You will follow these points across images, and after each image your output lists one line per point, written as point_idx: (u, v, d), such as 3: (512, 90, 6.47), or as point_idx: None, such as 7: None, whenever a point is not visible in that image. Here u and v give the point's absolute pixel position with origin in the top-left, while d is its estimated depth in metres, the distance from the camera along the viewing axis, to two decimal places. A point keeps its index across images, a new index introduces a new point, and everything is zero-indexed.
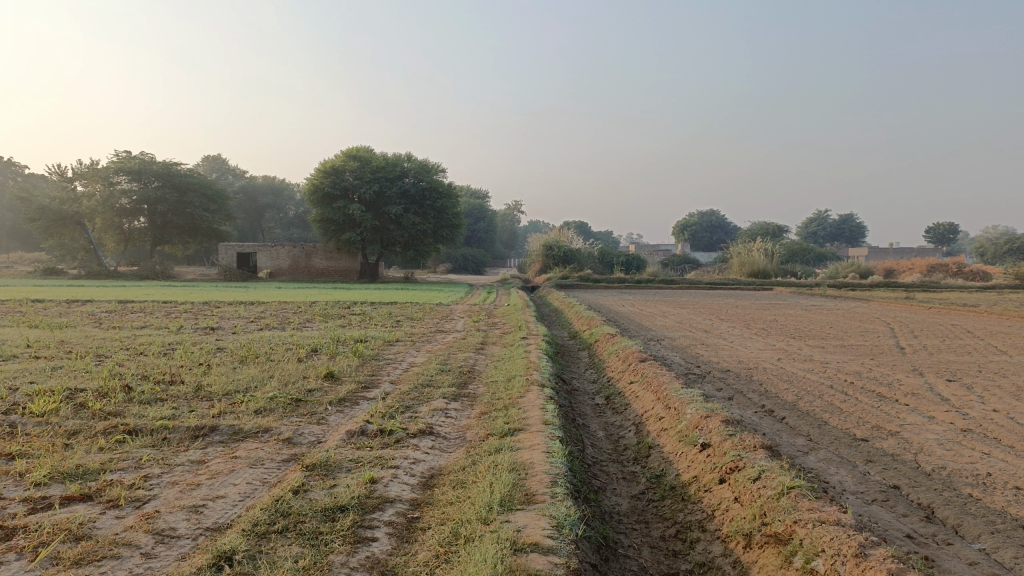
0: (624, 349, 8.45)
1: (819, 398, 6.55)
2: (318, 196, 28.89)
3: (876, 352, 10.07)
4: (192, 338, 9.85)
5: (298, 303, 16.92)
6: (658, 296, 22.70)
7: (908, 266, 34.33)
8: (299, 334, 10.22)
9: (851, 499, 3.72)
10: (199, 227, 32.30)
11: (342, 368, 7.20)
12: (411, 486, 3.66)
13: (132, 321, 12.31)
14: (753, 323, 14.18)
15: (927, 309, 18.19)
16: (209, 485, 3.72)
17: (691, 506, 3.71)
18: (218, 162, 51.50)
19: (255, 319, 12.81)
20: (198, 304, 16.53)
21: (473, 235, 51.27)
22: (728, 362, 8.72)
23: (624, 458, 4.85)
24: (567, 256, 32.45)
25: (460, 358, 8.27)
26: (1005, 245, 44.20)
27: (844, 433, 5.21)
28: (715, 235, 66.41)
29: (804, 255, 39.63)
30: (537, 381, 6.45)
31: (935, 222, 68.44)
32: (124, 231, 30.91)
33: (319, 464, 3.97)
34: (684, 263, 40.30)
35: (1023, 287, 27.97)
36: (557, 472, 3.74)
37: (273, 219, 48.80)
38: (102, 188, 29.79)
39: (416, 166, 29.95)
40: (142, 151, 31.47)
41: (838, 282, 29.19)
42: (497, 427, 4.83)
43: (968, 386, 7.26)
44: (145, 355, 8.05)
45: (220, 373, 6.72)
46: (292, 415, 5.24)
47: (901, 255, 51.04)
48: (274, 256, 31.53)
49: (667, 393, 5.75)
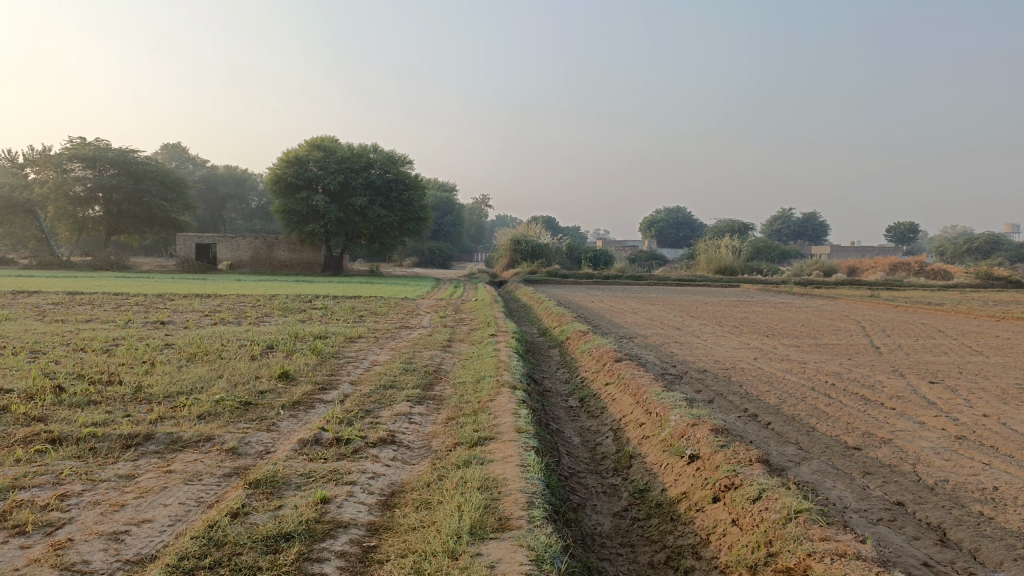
0: (596, 348, 8.05)
1: (802, 402, 6.23)
2: (281, 186, 28.15)
3: (852, 351, 9.84)
4: (139, 332, 9.26)
5: (258, 297, 16.28)
6: (626, 292, 22.46)
7: (871, 264, 34.60)
8: (255, 329, 9.70)
9: (854, 518, 3.39)
10: (157, 216, 31.33)
11: (297, 367, 6.71)
12: (368, 506, 3.23)
13: (79, 314, 11.64)
14: (725, 320, 13.93)
15: (894, 307, 18.20)
16: (134, 506, 3.24)
17: (681, 527, 3.34)
18: (178, 151, 50.32)
19: (209, 313, 12.19)
20: (152, 297, 15.83)
21: (440, 229, 50.71)
22: (705, 362, 8.41)
23: (603, 469, 4.47)
24: (535, 251, 32.09)
25: (426, 356, 7.85)
26: (964, 244, 44.85)
27: (834, 441, 4.89)
28: (682, 231, 66.57)
29: (769, 253, 39.75)
30: (508, 383, 6.03)
31: (896, 222, 69.51)
32: (77, 220, 29.79)
33: (264, 480, 3.52)
34: (651, 259, 40.19)
35: (983, 285, 28.27)
36: (534, 490, 3.32)
37: (235, 210, 47.72)
38: (55, 174, 28.67)
39: (382, 158, 29.35)
40: (97, 138, 30.40)
41: (805, 279, 29.22)
42: (466, 435, 4.40)
43: (952, 389, 7.01)
44: (86, 352, 7.46)
45: (163, 372, 6.20)
46: (240, 420, 4.77)
47: (862, 254, 51.53)
48: (234, 248, 30.62)
49: (647, 397, 5.37)
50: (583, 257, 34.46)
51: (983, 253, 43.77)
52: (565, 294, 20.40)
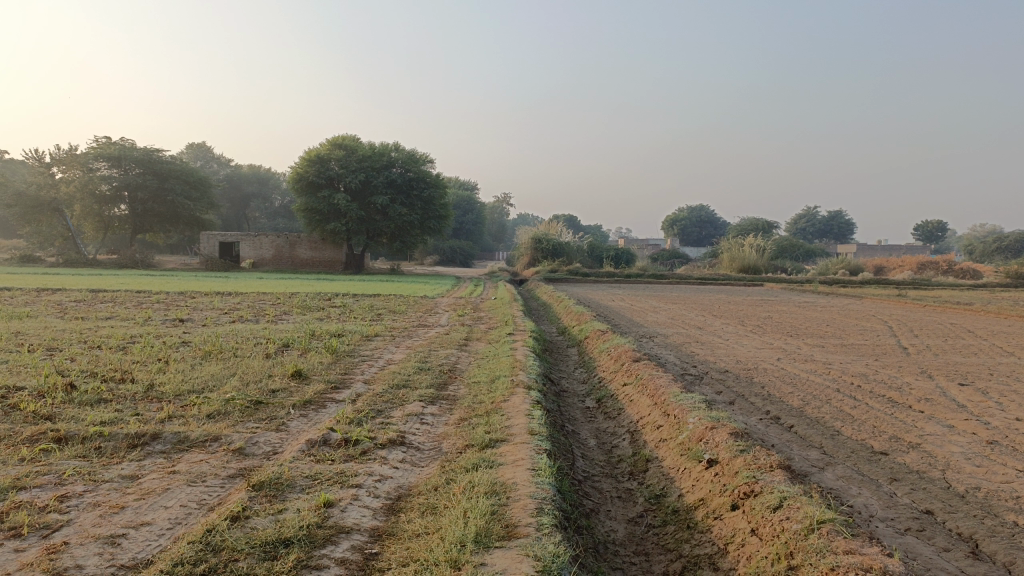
0: (615, 347, 7.92)
1: (827, 403, 6.04)
2: (303, 184, 28.22)
3: (879, 352, 9.60)
4: (156, 330, 9.26)
5: (277, 295, 16.29)
6: (647, 291, 22.21)
7: (897, 263, 34.03)
8: (273, 327, 9.66)
9: (881, 528, 3.23)
10: (180, 215, 31.56)
11: (311, 365, 6.64)
12: (373, 511, 3.13)
13: (98, 311, 11.67)
14: (748, 320, 13.73)
15: (922, 307, 17.84)
16: (135, 508, 3.17)
17: (699, 536, 3.20)
18: (202, 150, 50.75)
19: (228, 311, 12.20)
20: (173, 295, 15.92)
21: (461, 227, 50.69)
22: (726, 363, 8.23)
23: (618, 473, 4.34)
24: (556, 249, 31.92)
25: (442, 355, 7.74)
26: (994, 242, 43.98)
27: (860, 445, 4.72)
28: (704, 230, 66.06)
29: (794, 251, 39.23)
30: (523, 383, 5.90)
31: (923, 220, 68.46)
32: (103, 218, 30.10)
33: (268, 483, 3.43)
34: (673, 258, 39.82)
35: (1013, 285, 27.68)
36: (544, 496, 3.19)
37: (258, 209, 48.03)
38: (81, 173, 28.96)
39: (404, 157, 29.33)
40: (122, 137, 30.68)
41: (830, 278, 28.81)
42: (477, 437, 4.29)
43: (982, 391, 6.78)
44: (101, 350, 7.44)
45: (176, 370, 6.15)
46: (249, 420, 4.70)
47: (888, 253, 50.74)
48: (257, 246, 30.76)
49: (665, 399, 5.23)
50: (605, 255, 34.24)
51: (1013, 252, 42.90)
52: (586, 292, 20.28)
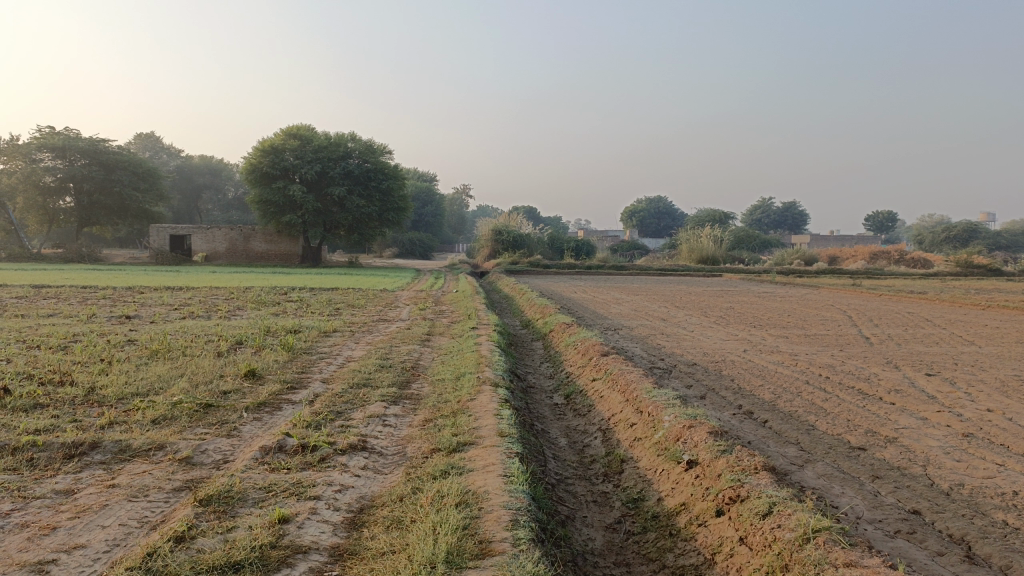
0: (582, 340, 7.73)
1: (798, 396, 5.93)
2: (257, 176, 27.52)
3: (842, 342, 9.59)
4: (101, 328, 8.79)
5: (231, 289, 15.80)
6: (608, 282, 22.15)
7: (851, 253, 34.54)
8: (226, 324, 9.28)
9: (871, 532, 3.08)
10: (129, 207, 30.59)
11: (265, 364, 6.33)
12: (333, 526, 2.88)
13: (40, 308, 11.11)
14: (710, 310, 13.69)
15: (878, 296, 18.06)
16: (68, 528, 2.87)
17: (682, 545, 3.02)
18: (151, 141, 49.43)
19: (179, 306, 11.75)
20: (121, 290, 15.31)
21: (420, 219, 50.21)
22: (693, 355, 8.11)
23: (592, 474, 4.14)
24: (517, 241, 31.71)
25: (403, 351, 7.48)
26: (943, 232, 44.94)
27: (837, 440, 4.59)
28: (663, 221, 66.46)
29: (750, 242, 39.60)
30: (489, 380, 5.66)
31: (874, 210, 69.86)
32: (47, 211, 29.03)
33: (217, 497, 3.15)
34: (632, 250, 39.92)
35: (963, 273, 28.30)
36: (519, 506, 2.97)
37: (211, 201, 46.95)
38: (23, 164, 27.88)
39: (361, 147, 28.81)
40: (66, 127, 29.61)
41: (786, 268, 29.14)
42: (444, 440, 4.05)
43: (949, 381, 6.75)
44: (40, 350, 7.00)
45: (120, 371, 5.78)
46: (198, 425, 4.39)
47: (841, 243, 51.65)
48: (209, 239, 29.93)
49: (637, 394, 5.05)
50: (565, 246, 34.11)
51: (961, 242, 43.87)
52: (548, 284, 20.15)
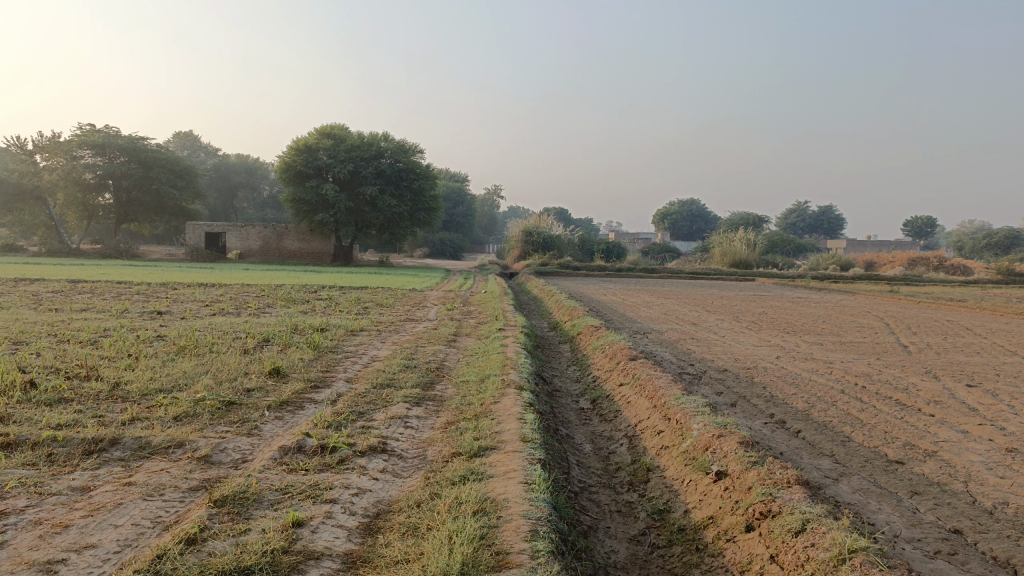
0: (610, 344, 7.60)
1: (833, 406, 5.73)
2: (290, 174, 27.73)
3: (879, 350, 9.32)
4: (132, 324, 8.85)
5: (262, 286, 15.92)
6: (638, 285, 21.92)
7: (888, 259, 33.84)
8: (254, 321, 9.31)
9: (909, 551, 2.93)
10: (166, 204, 31.04)
11: (290, 362, 6.30)
12: (348, 532, 2.80)
13: (74, 303, 11.26)
14: (742, 315, 13.46)
15: (916, 303, 17.63)
16: (81, 527, 2.83)
17: (709, 561, 2.90)
18: (190, 140, 50.21)
19: (210, 303, 11.84)
20: (154, 286, 15.48)
21: (452, 220, 50.32)
22: (724, 361, 7.93)
23: (616, 483, 4.02)
24: (547, 242, 31.58)
25: (429, 351, 7.41)
26: (984, 239, 43.87)
27: (874, 453, 4.42)
28: (695, 225, 65.85)
29: (784, 246, 39.02)
30: (514, 383, 5.56)
31: (913, 216, 68.47)
32: (86, 207, 29.55)
33: (232, 498, 3.09)
34: (664, 252, 39.56)
35: (1004, 281, 27.56)
36: (539, 516, 2.87)
37: (246, 199, 47.55)
38: (65, 161, 28.43)
39: (394, 147, 28.90)
40: (107, 125, 30.14)
41: (821, 274, 28.64)
42: (465, 444, 3.97)
43: (992, 393, 6.49)
44: (71, 344, 7.05)
45: (146, 367, 5.79)
46: (219, 423, 4.36)
47: (878, 249, 50.72)
48: (243, 237, 30.23)
49: (665, 401, 4.91)
50: (596, 248, 33.90)
51: (1003, 249, 42.77)
52: (577, 286, 20.03)
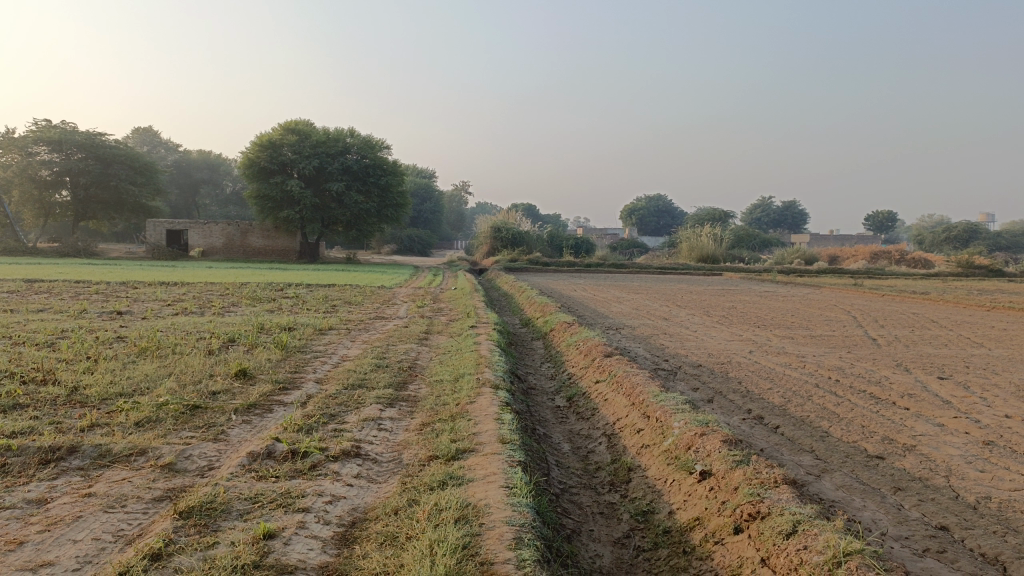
0: (584, 340, 7.51)
1: (809, 401, 5.71)
2: (255, 170, 27.27)
3: (849, 343, 9.37)
4: (92, 324, 8.55)
5: (226, 284, 15.57)
6: (608, 281, 21.92)
7: (851, 252, 34.31)
8: (219, 320, 9.06)
9: (897, 550, 2.89)
10: (126, 201, 30.33)
11: (257, 363, 6.10)
12: (323, 543, 2.68)
13: (30, 304, 10.87)
14: (713, 310, 13.49)
15: (882, 296, 17.85)
16: (36, 543, 2.65)
17: (697, 564, 2.82)
18: (150, 136, 49.19)
19: (172, 302, 11.51)
20: (114, 285, 15.06)
21: (419, 216, 49.98)
22: (698, 356, 7.91)
23: (598, 483, 3.93)
24: (516, 238, 31.48)
25: (400, 350, 7.25)
26: (942, 233, 44.73)
27: (854, 448, 4.38)
28: (662, 220, 66.24)
29: (750, 240, 39.36)
30: (490, 382, 5.45)
31: (874, 211, 69.64)
32: (43, 204, 28.75)
33: (199, 508, 2.94)
34: (632, 248, 39.68)
35: (964, 274, 28.08)
36: (522, 523, 2.77)
37: (209, 195, 46.70)
38: (20, 157, 27.62)
39: (360, 142, 28.56)
40: (63, 121, 29.36)
41: (787, 268, 28.93)
42: (442, 446, 3.85)
43: (964, 386, 6.53)
44: (25, 347, 6.76)
45: (106, 370, 5.56)
46: (184, 428, 4.18)
47: (841, 243, 51.46)
48: (206, 234, 29.65)
49: (644, 398, 4.84)
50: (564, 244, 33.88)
51: (961, 242, 43.65)
52: (547, 282, 19.96)
